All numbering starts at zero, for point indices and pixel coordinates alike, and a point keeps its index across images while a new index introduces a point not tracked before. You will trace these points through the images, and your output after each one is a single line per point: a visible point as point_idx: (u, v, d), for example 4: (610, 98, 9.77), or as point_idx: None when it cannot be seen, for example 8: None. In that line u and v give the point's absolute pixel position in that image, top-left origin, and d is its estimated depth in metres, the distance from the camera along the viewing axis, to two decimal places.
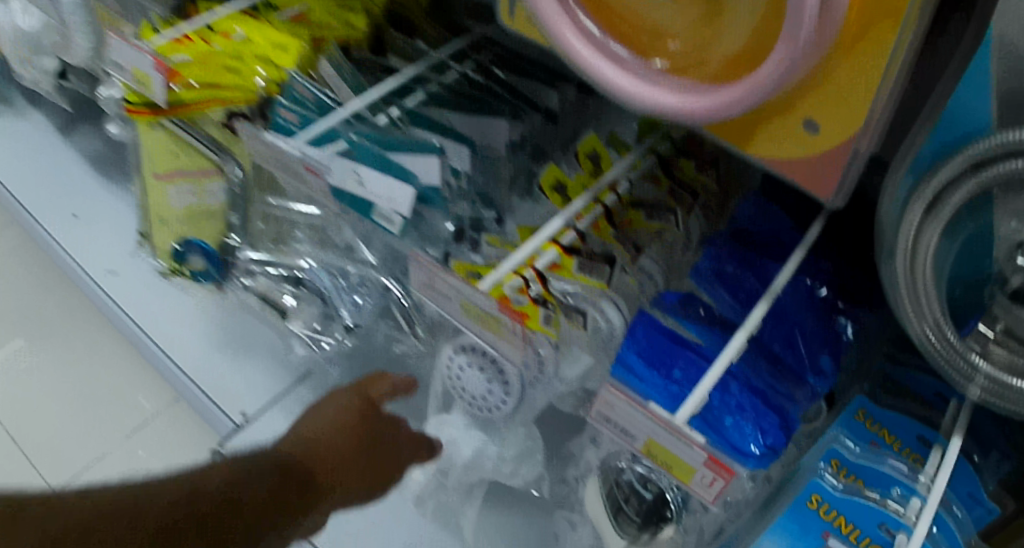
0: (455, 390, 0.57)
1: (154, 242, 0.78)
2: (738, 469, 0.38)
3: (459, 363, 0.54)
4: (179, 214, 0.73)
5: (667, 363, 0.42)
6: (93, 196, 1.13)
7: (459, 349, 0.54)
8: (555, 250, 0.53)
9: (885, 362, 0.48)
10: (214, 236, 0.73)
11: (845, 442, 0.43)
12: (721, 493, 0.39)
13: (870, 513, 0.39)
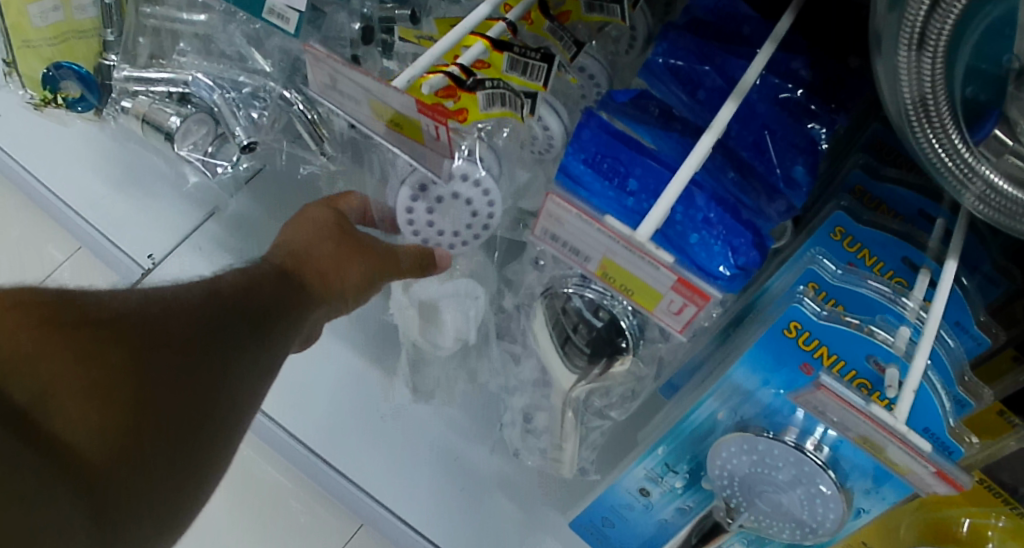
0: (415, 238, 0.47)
1: (16, 69, 0.60)
2: (708, 294, 0.35)
3: (416, 210, 0.46)
4: (42, 32, 0.57)
5: (621, 171, 0.36)
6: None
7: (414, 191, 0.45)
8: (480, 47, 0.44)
9: (861, 173, 0.44)
10: (92, 53, 0.59)
11: (824, 263, 0.40)
12: (691, 318, 0.36)
13: (852, 340, 0.37)
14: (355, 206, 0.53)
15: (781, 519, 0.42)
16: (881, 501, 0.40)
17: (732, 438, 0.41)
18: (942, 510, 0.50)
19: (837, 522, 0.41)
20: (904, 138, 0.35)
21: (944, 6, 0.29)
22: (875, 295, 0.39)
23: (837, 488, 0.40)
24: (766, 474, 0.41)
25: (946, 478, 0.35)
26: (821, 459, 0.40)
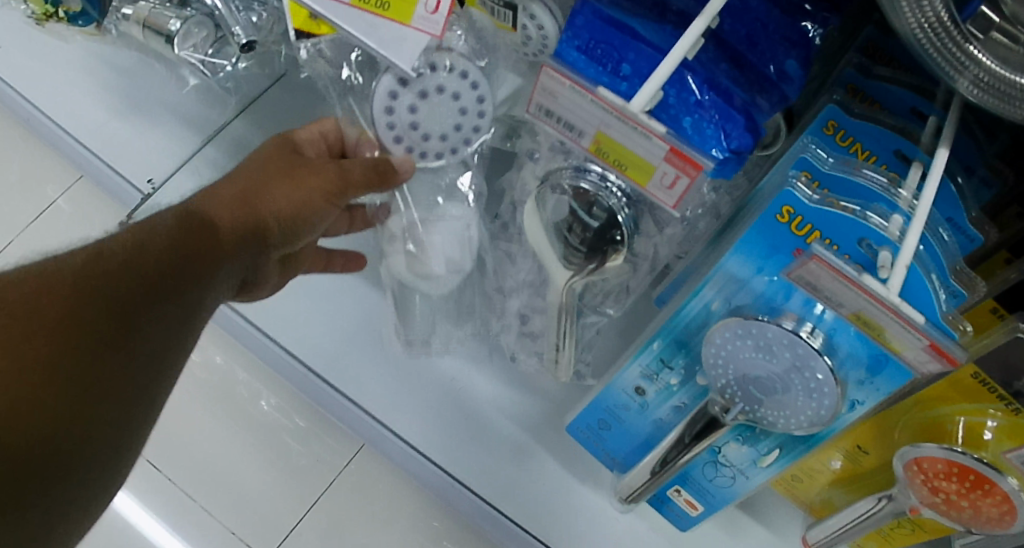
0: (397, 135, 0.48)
1: None
2: (703, 166, 0.36)
3: (400, 102, 0.46)
4: None
5: (615, 57, 0.37)
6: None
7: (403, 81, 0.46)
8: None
9: (853, 70, 0.45)
10: None
11: (816, 154, 0.41)
12: (685, 192, 0.37)
13: (847, 225, 0.37)
14: (317, 134, 0.53)
15: (776, 408, 0.44)
16: (874, 392, 0.41)
17: (727, 323, 0.42)
18: (936, 409, 0.49)
19: (833, 410, 0.42)
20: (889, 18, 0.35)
21: None
22: (869, 187, 0.40)
23: (832, 374, 0.41)
24: (755, 361, 0.42)
25: (939, 351, 0.36)
26: (815, 346, 0.40)
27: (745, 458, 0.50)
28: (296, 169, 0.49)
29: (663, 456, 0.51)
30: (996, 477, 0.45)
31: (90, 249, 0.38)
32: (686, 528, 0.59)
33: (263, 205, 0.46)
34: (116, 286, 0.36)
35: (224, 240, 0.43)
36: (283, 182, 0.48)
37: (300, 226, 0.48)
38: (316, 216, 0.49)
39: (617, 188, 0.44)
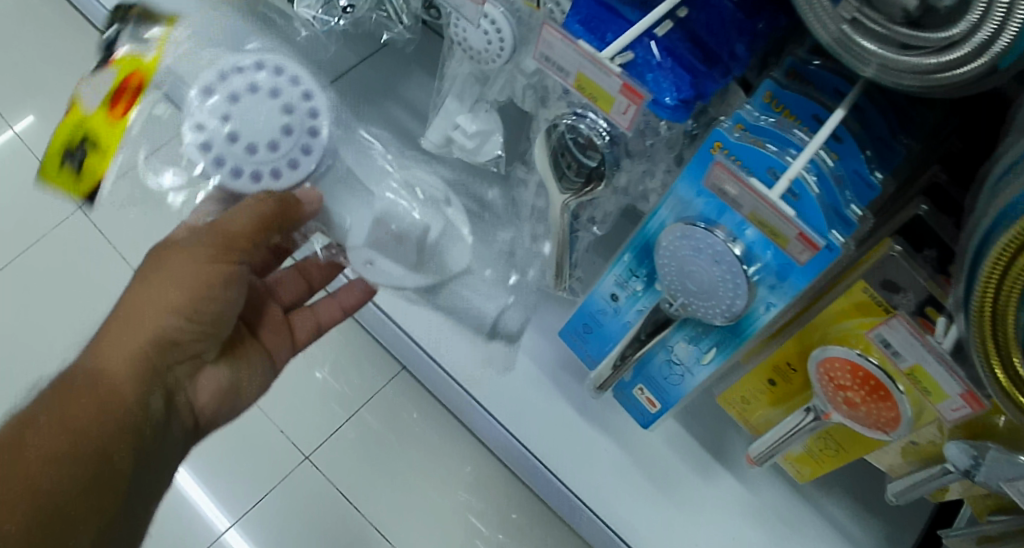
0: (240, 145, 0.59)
1: None
2: (641, 96, 0.50)
3: (216, 127, 0.59)
4: None
5: (601, 31, 0.55)
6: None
7: (206, 95, 0.60)
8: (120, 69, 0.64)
9: (793, 59, 0.58)
10: None
11: (747, 112, 0.55)
12: (632, 116, 0.51)
13: (758, 155, 0.50)
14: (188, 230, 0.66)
15: (706, 303, 0.54)
16: (784, 295, 0.52)
17: (674, 227, 0.54)
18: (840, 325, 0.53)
19: (745, 299, 0.53)
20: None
21: None
22: (787, 139, 0.53)
23: (743, 267, 0.52)
24: (693, 260, 0.54)
25: (808, 239, 0.47)
26: (735, 252, 0.52)
27: (691, 355, 0.60)
28: (175, 253, 0.62)
29: (622, 353, 0.62)
30: (890, 385, 0.50)
31: (27, 415, 0.56)
32: (649, 429, 0.67)
33: (150, 317, 0.60)
34: (51, 431, 0.55)
35: (117, 375, 0.59)
36: (168, 284, 0.61)
37: (208, 308, 0.62)
38: (217, 283, 0.62)
39: (603, 127, 0.59)
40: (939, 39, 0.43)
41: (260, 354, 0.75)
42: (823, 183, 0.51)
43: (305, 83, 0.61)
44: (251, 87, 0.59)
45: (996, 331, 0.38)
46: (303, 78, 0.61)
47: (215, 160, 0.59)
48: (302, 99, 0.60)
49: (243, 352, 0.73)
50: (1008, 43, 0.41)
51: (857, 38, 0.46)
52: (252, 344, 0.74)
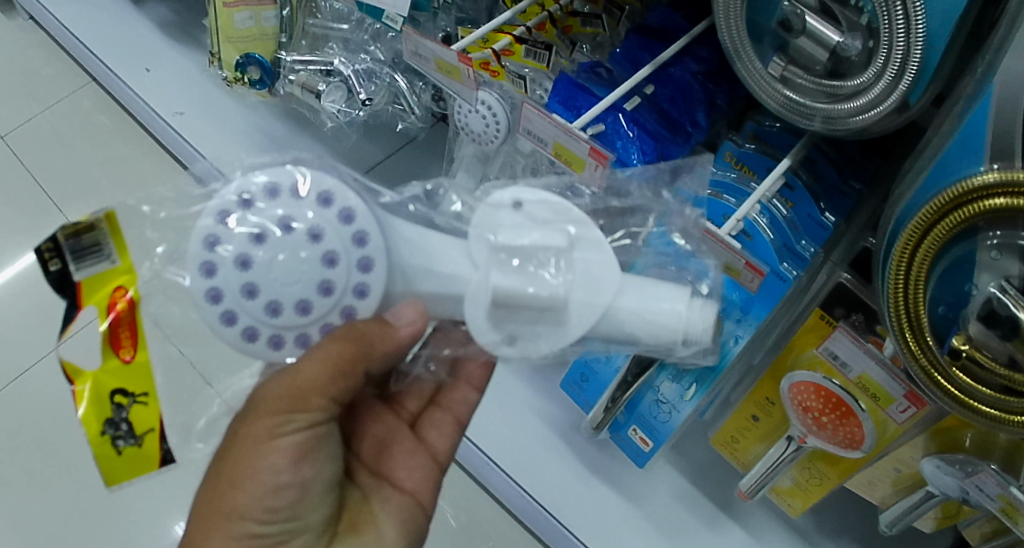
0: (272, 295, 0.44)
1: (220, 58, 0.83)
2: (607, 156, 0.58)
3: (227, 274, 0.44)
4: (242, 34, 0.81)
5: (576, 106, 0.66)
6: (120, 13, 1.18)
7: (210, 248, 0.44)
8: (102, 299, 0.47)
9: (752, 123, 0.65)
10: (268, 51, 0.82)
11: (710, 170, 0.62)
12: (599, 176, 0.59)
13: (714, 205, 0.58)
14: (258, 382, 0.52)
15: None
16: (750, 326, 0.57)
17: None
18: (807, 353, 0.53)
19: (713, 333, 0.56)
20: (733, 65, 0.54)
21: None
22: (740, 188, 0.60)
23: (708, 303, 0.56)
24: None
25: (753, 266, 0.53)
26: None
27: (676, 393, 0.64)
28: (233, 439, 0.46)
29: (612, 395, 0.67)
30: (852, 403, 0.52)
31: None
32: (643, 468, 0.70)
33: (215, 524, 0.45)
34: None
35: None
36: (230, 479, 0.46)
37: (282, 499, 0.45)
38: (284, 464, 0.45)
39: None
40: (856, 83, 0.48)
41: (401, 501, 0.53)
42: (776, 226, 0.57)
43: (342, 201, 0.46)
44: (270, 223, 0.45)
45: (912, 325, 0.39)
46: (337, 195, 0.46)
47: (228, 320, 0.44)
48: (342, 227, 0.45)
49: (370, 519, 0.51)
50: (913, 73, 0.45)
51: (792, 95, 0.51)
52: (387, 494, 0.53)
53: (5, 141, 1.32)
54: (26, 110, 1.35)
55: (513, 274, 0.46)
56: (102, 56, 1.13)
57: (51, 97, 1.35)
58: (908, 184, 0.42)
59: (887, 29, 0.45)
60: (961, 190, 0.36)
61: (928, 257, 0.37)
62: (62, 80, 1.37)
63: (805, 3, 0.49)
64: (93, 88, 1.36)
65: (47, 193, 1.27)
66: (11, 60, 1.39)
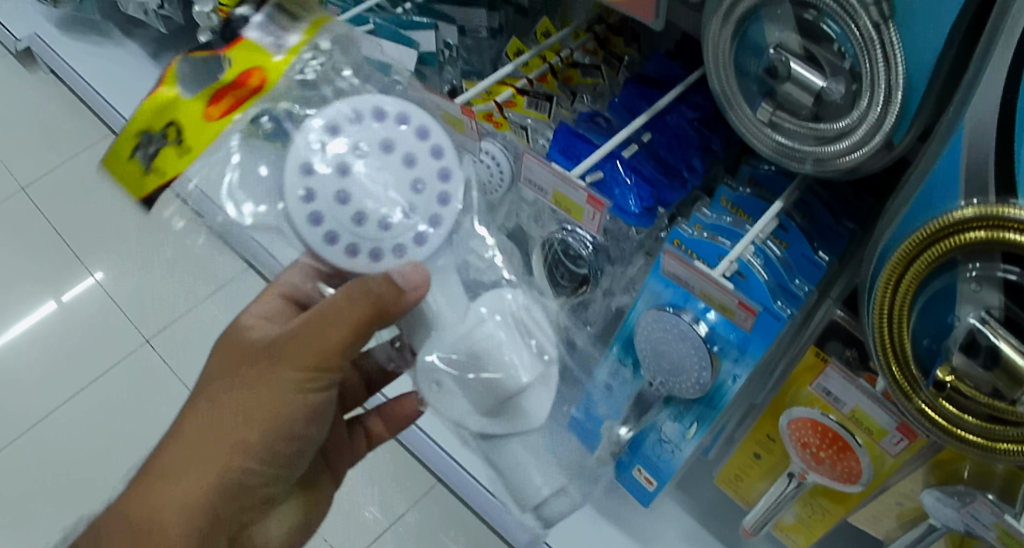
0: (367, 199, 0.49)
1: None
2: (604, 203, 0.62)
3: (322, 192, 0.49)
4: None
5: (578, 155, 0.68)
6: (139, 69, 1.24)
7: (306, 172, 0.49)
8: (234, 67, 0.59)
9: (748, 167, 0.67)
10: None
11: (704, 215, 0.64)
12: (599, 222, 0.63)
13: (710, 249, 0.60)
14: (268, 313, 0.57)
15: (677, 378, 0.61)
16: (746, 365, 0.59)
17: (651, 314, 0.61)
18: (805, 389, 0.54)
19: (711, 370, 0.59)
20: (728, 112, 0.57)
21: (715, 32, 0.53)
22: (734, 230, 0.62)
23: (705, 342, 0.59)
24: (663, 340, 0.61)
25: (747, 306, 0.55)
26: (700, 332, 0.59)
27: (678, 433, 0.65)
28: (250, 377, 0.52)
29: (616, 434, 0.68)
30: (848, 438, 0.53)
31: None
32: (649, 507, 0.71)
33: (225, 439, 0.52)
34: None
35: (184, 524, 0.51)
36: (243, 392, 0.52)
37: (283, 443, 0.54)
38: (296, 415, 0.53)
39: (589, 240, 0.72)
40: (840, 126, 0.49)
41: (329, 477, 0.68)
42: (769, 266, 0.58)
43: (415, 118, 0.51)
44: (358, 130, 0.51)
45: (897, 355, 0.41)
46: (432, 131, 0.51)
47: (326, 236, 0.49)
48: (432, 159, 0.51)
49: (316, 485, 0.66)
50: (893, 115, 0.46)
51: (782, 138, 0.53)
52: (324, 471, 0.67)
53: (27, 193, 1.36)
54: (50, 161, 1.40)
55: (506, 332, 0.56)
56: (121, 112, 1.18)
57: (73, 149, 1.41)
58: (889, 218, 0.44)
59: (867, 83, 0.46)
60: (938, 226, 0.37)
61: (908, 292, 0.39)
62: (81, 134, 1.42)
63: (790, 51, 0.50)
64: (110, 141, 1.42)
65: (66, 243, 1.31)
66: (37, 115, 1.45)
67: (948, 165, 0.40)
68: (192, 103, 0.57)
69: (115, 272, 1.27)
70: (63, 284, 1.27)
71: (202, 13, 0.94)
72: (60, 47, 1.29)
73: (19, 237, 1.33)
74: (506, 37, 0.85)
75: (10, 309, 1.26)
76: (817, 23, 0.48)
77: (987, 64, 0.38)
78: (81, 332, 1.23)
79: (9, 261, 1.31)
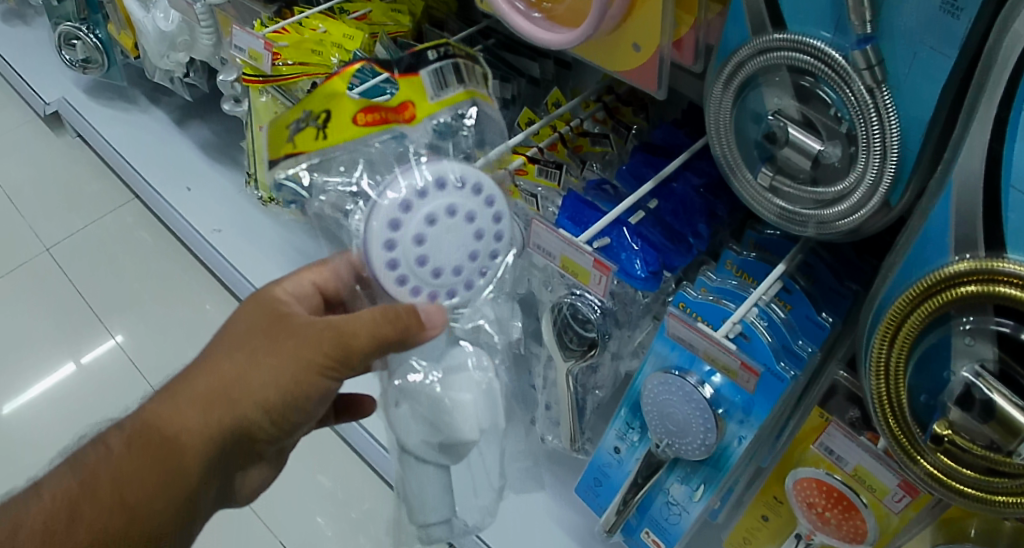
0: (436, 261, 0.52)
1: (258, 179, 0.91)
2: (610, 267, 0.64)
3: (402, 243, 0.51)
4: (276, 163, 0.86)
5: (585, 220, 0.70)
6: (165, 135, 1.30)
7: (391, 227, 0.51)
8: (397, 95, 0.71)
9: (753, 232, 0.68)
10: None
11: (709, 278, 0.65)
12: (605, 285, 0.64)
13: (714, 311, 0.60)
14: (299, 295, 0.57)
15: (684, 440, 0.61)
16: (750, 426, 0.59)
17: (657, 375, 0.61)
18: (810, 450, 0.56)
19: (717, 432, 0.59)
20: (731, 179, 0.57)
21: (713, 100, 0.53)
22: (738, 293, 0.62)
23: (710, 402, 0.59)
24: (670, 402, 0.61)
25: (749, 367, 0.56)
26: (705, 393, 0.59)
27: (685, 495, 0.65)
28: (279, 346, 0.50)
29: (624, 498, 0.67)
30: (853, 496, 0.54)
31: (72, 463, 0.50)
32: None
33: (232, 398, 0.49)
34: (102, 506, 0.48)
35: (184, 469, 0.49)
36: (261, 359, 0.50)
37: (293, 414, 0.51)
38: (313, 398, 0.51)
39: (598, 305, 0.70)
40: (837, 190, 0.49)
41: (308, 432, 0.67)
42: (773, 328, 0.58)
43: (488, 189, 0.53)
44: (449, 196, 0.52)
45: (894, 409, 0.42)
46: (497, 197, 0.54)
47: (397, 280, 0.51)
48: (493, 222, 0.54)
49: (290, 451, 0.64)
50: (889, 179, 0.46)
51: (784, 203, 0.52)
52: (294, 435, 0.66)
53: (50, 253, 1.41)
54: (74, 224, 1.44)
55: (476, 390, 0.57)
56: (147, 176, 1.23)
57: (97, 212, 1.46)
58: (883, 274, 0.46)
59: (865, 149, 0.46)
60: (931, 282, 0.38)
61: (904, 350, 0.40)
62: (107, 197, 1.48)
63: (788, 117, 0.50)
64: (135, 205, 1.47)
65: (87, 303, 1.34)
66: (64, 179, 1.51)
67: (939, 224, 0.41)
68: (350, 102, 0.71)
69: (132, 333, 1.30)
70: (81, 343, 1.29)
71: (227, 83, 0.99)
72: (90, 114, 1.35)
73: (41, 296, 1.36)
74: (518, 108, 0.88)
75: (28, 368, 1.28)
76: (812, 89, 0.48)
77: (969, 127, 0.40)
78: (96, 391, 1.25)
79: (28, 320, 1.33)
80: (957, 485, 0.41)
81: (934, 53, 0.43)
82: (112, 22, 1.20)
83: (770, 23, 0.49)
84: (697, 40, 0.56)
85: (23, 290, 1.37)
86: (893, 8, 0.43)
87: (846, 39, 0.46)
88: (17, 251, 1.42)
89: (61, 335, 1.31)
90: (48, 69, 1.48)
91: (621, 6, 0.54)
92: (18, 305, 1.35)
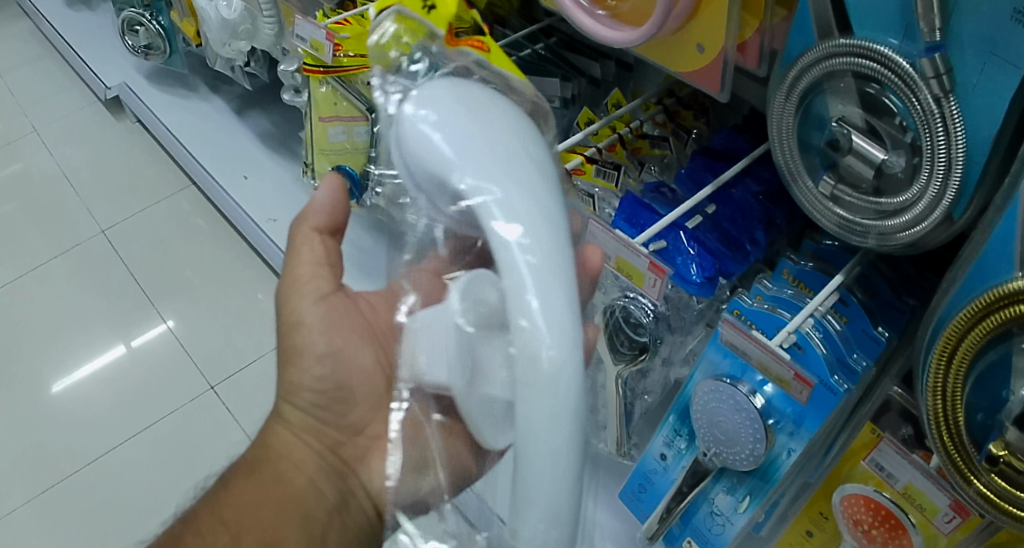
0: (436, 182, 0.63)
1: (316, 168, 1.02)
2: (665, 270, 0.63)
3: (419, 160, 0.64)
4: (335, 146, 0.98)
5: (642, 223, 0.70)
6: (223, 122, 1.35)
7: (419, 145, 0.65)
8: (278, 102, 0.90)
9: (810, 243, 0.66)
10: (358, 164, 0.97)
11: (766, 286, 0.63)
12: (660, 288, 0.64)
13: (769, 319, 0.60)
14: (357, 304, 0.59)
15: (733, 449, 0.60)
16: (801, 438, 0.58)
17: (707, 382, 0.61)
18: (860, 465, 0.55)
19: (766, 443, 0.59)
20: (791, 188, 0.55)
21: (776, 108, 0.52)
22: (794, 303, 0.61)
23: (761, 413, 0.58)
24: (719, 411, 0.60)
25: (803, 377, 0.56)
26: (756, 403, 0.59)
27: (729, 506, 0.64)
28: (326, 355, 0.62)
29: (667, 505, 0.67)
30: (900, 514, 0.53)
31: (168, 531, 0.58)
32: None
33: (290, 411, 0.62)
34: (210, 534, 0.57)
35: (296, 482, 0.61)
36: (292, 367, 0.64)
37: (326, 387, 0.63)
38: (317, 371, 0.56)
39: (651, 308, 0.70)
40: (900, 200, 0.47)
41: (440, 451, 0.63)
42: (828, 340, 0.57)
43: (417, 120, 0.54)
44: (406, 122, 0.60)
45: (949, 425, 0.41)
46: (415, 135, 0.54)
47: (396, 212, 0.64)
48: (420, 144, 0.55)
49: None
50: (954, 193, 0.44)
51: (845, 215, 0.51)
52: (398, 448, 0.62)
53: (106, 235, 1.47)
54: (130, 208, 1.51)
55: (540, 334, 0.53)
56: (205, 164, 1.27)
57: (153, 199, 1.51)
58: (942, 291, 0.45)
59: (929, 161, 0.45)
60: (990, 299, 0.37)
61: (962, 366, 0.39)
62: (165, 184, 1.53)
63: (851, 125, 0.49)
64: (190, 192, 1.52)
65: (142, 286, 1.40)
66: (124, 164, 1.57)
67: (1007, 239, 0.40)
68: None
69: (185, 317, 1.35)
70: (134, 327, 1.35)
71: (289, 73, 1.01)
72: (151, 101, 1.41)
73: (98, 276, 1.42)
74: (577, 107, 0.89)
75: (80, 347, 1.34)
76: (878, 97, 0.47)
77: None
78: (152, 385, 1.29)
79: (86, 299, 1.40)
80: (1012, 509, 0.39)
81: (1006, 60, 0.41)
82: (177, 12, 1.24)
83: (835, 27, 0.49)
84: (763, 43, 0.55)
85: (81, 271, 1.43)
86: (965, 15, 0.42)
87: (914, 44, 0.45)
88: (76, 232, 1.49)
89: (114, 317, 1.37)
90: (113, 54, 1.54)
91: (685, 6, 0.54)
92: (76, 285, 1.42)
